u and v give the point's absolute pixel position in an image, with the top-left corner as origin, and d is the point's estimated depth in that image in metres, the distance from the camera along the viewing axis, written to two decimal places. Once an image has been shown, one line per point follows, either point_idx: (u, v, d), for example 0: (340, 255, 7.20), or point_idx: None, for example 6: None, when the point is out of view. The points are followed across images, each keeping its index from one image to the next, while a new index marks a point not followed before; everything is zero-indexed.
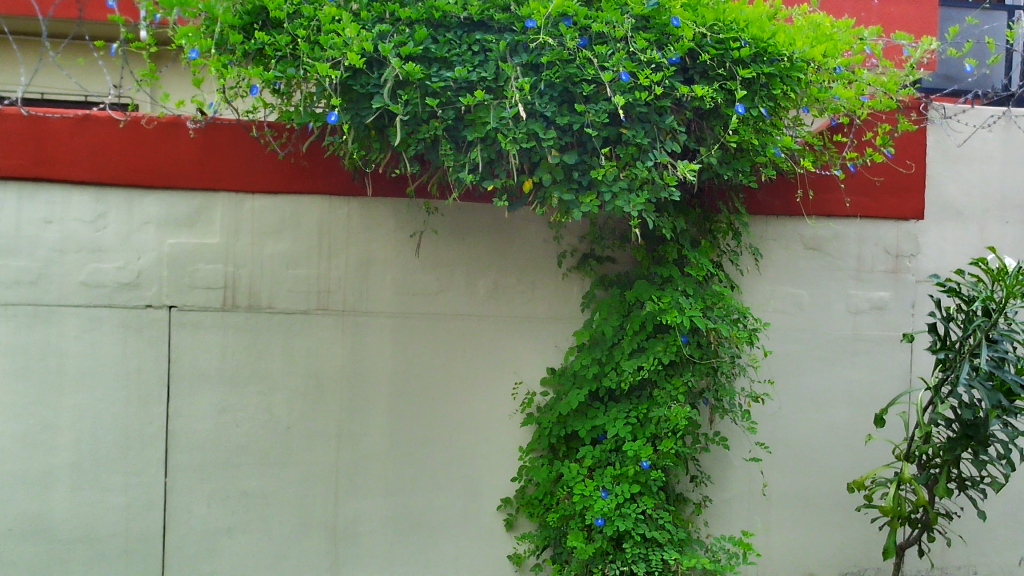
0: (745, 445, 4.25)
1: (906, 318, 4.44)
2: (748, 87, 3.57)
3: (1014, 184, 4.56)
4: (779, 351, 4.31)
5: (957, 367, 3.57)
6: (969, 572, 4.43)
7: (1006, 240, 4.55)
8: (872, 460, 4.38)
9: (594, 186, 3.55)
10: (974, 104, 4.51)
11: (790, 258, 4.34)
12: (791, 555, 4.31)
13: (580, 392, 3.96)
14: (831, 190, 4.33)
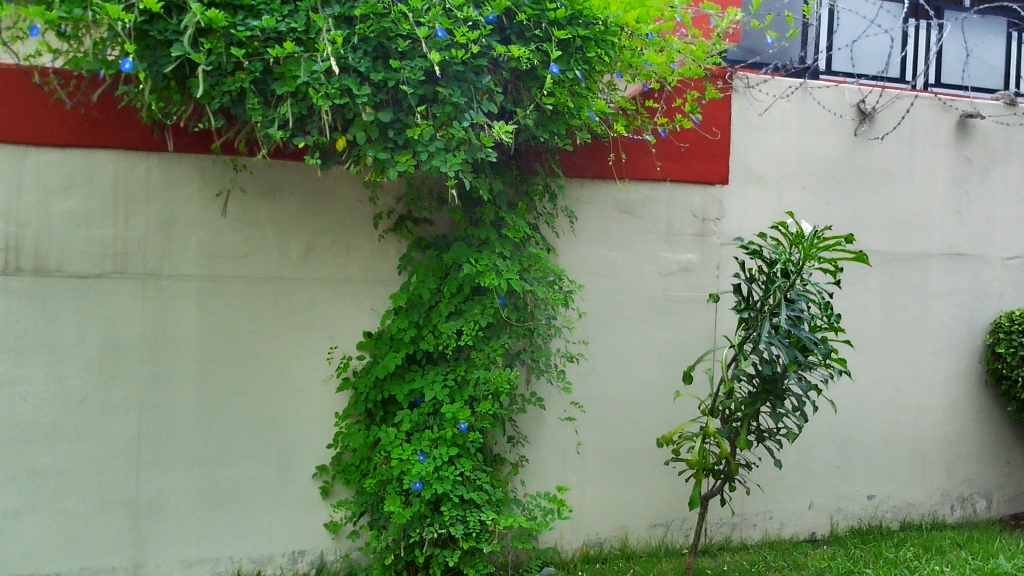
0: (560, 404, 4.33)
1: (710, 278, 4.64)
2: (564, 49, 3.59)
3: (809, 151, 4.82)
4: (592, 312, 4.41)
5: (757, 326, 3.75)
6: (765, 517, 4.72)
7: (802, 205, 4.81)
8: (679, 415, 4.56)
9: (409, 145, 3.47)
10: (773, 75, 4.74)
11: (603, 220, 4.42)
12: (603, 510, 4.44)
13: (397, 355, 3.90)
14: (642, 153, 4.45)
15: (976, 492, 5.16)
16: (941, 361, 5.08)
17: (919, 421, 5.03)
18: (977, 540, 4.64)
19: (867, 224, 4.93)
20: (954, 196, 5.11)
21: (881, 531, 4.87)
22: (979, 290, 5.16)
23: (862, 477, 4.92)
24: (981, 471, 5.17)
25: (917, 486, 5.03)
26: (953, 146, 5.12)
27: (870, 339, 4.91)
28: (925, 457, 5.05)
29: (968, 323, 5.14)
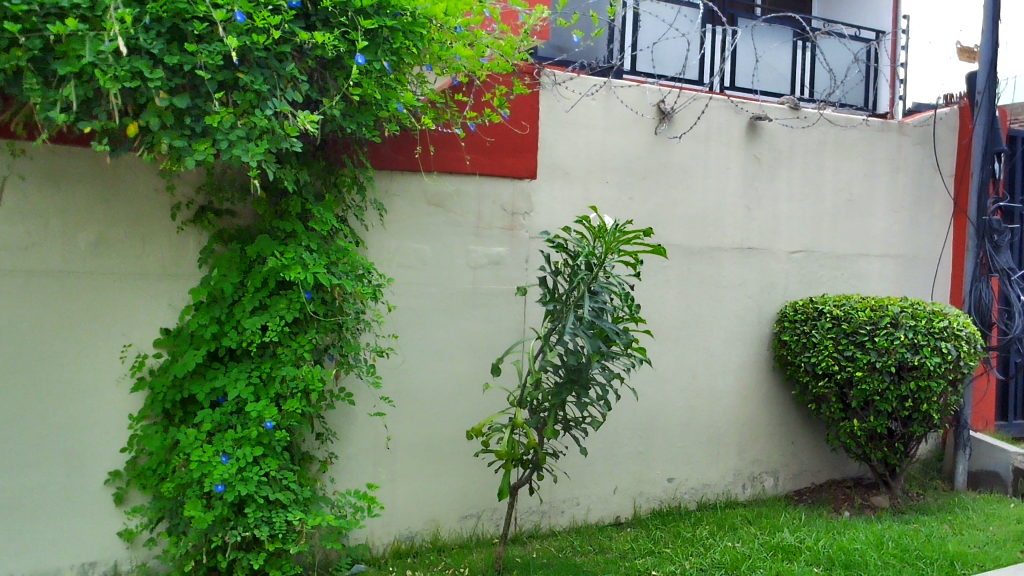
0: (370, 399, 4.28)
1: (519, 271, 4.71)
2: (370, 39, 3.54)
3: (612, 148, 4.98)
4: (402, 305, 4.38)
5: (563, 317, 3.84)
6: (572, 504, 4.85)
7: (605, 200, 4.96)
8: (489, 407, 4.61)
9: (208, 132, 3.32)
10: (579, 73, 4.86)
11: (413, 212, 4.40)
12: (414, 504, 4.43)
13: (197, 352, 3.73)
14: (452, 146, 4.45)
15: (764, 471, 5.51)
16: (733, 348, 5.38)
17: (713, 406, 5.32)
18: (764, 515, 4.96)
19: (666, 219, 5.15)
20: (744, 193, 5.43)
21: (680, 512, 5.12)
22: (767, 282, 5.51)
23: (662, 461, 5.14)
24: (769, 451, 5.52)
25: (712, 468, 5.32)
26: (744, 146, 5.43)
27: (669, 330, 5.15)
28: (719, 440, 5.34)
29: (758, 313, 5.47)
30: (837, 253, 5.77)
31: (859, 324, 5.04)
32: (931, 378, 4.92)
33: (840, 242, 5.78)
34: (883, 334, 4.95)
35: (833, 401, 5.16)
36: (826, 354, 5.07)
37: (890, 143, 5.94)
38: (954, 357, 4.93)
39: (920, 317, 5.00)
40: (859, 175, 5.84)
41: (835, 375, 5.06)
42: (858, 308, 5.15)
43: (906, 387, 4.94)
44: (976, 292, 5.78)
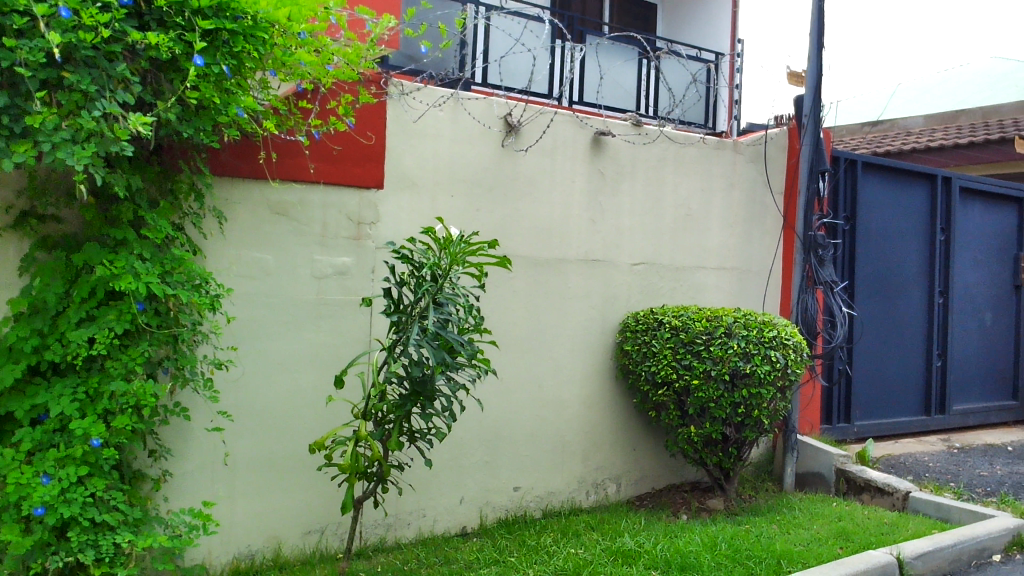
0: (207, 413, 4.13)
1: (365, 282, 4.66)
2: (209, 41, 3.42)
3: (460, 160, 5.00)
4: (242, 316, 4.25)
5: (407, 328, 3.83)
6: (418, 515, 4.83)
7: (453, 211, 4.97)
8: (333, 420, 4.53)
9: (29, 133, 3.13)
10: (427, 84, 4.86)
11: (254, 221, 4.27)
12: (254, 520, 4.29)
13: (15, 366, 3.48)
14: (294, 154, 4.36)
15: (607, 478, 5.64)
16: (578, 358, 5.49)
17: (558, 414, 5.41)
18: (606, 521, 5.08)
19: (512, 231, 5.21)
20: (589, 206, 5.55)
21: (525, 520, 5.18)
22: (610, 293, 5.66)
23: (508, 470, 5.19)
24: (611, 459, 5.66)
25: (557, 476, 5.41)
26: (588, 160, 5.56)
27: (516, 340, 5.20)
28: (564, 447, 5.44)
29: (601, 323, 5.61)
30: (677, 266, 5.99)
31: (695, 334, 5.24)
32: (761, 386, 5.16)
33: (679, 255, 6.00)
34: (718, 343, 5.16)
35: (671, 408, 5.34)
36: (664, 363, 5.24)
37: (725, 160, 6.22)
38: (782, 365, 5.22)
39: (751, 326, 5.26)
40: (696, 191, 6.08)
41: (673, 383, 5.23)
42: (695, 318, 5.36)
43: (739, 394, 5.16)
44: (802, 303, 6.11)
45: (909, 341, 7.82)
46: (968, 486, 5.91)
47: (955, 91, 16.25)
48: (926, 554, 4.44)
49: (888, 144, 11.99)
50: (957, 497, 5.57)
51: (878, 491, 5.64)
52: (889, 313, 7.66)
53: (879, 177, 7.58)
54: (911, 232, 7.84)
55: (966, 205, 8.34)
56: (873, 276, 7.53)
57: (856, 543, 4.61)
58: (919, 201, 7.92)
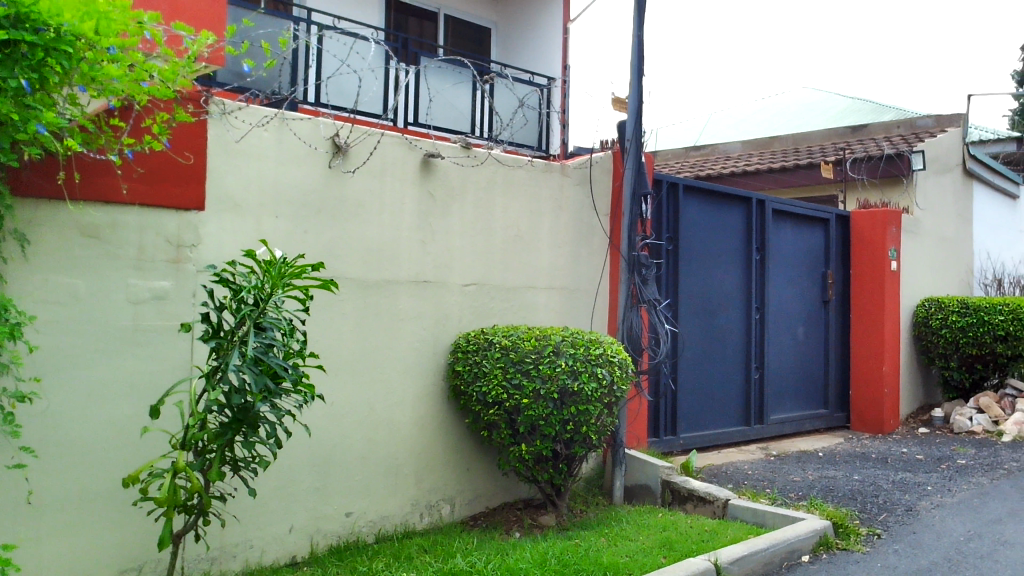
0: (9, 449, 3.86)
1: (185, 306, 4.49)
2: (4, 53, 3.31)
3: (285, 181, 4.91)
4: (48, 345, 4.01)
5: (228, 354, 3.72)
6: (245, 548, 4.67)
7: (277, 234, 4.87)
8: (150, 452, 4.33)
9: None
10: (250, 103, 4.75)
11: (61, 244, 4.05)
12: (62, 561, 4.04)
13: None
14: (105, 174, 4.16)
15: (441, 499, 5.63)
16: (409, 380, 5.47)
17: (390, 437, 5.37)
18: (439, 543, 5.07)
19: (340, 253, 5.15)
20: (419, 228, 5.56)
21: (358, 546, 5.10)
22: (441, 314, 5.67)
23: (340, 496, 5.10)
24: (446, 480, 5.66)
25: (390, 500, 5.36)
26: (418, 182, 5.57)
27: (345, 364, 5.14)
28: (396, 470, 5.39)
29: (433, 345, 5.61)
30: (507, 286, 6.08)
31: (525, 353, 5.32)
32: (589, 402, 5.30)
33: (509, 275, 6.09)
34: (547, 362, 5.26)
35: (502, 427, 5.39)
36: (494, 384, 5.29)
37: (553, 183, 6.37)
38: (608, 382, 5.39)
39: (579, 345, 5.39)
40: (525, 213, 6.20)
41: (504, 403, 5.29)
42: (524, 338, 5.45)
43: (567, 411, 5.27)
44: (628, 320, 6.33)
45: (729, 355, 8.23)
46: (782, 491, 6.26)
47: (771, 119, 17.32)
48: (741, 559, 4.66)
49: (710, 168, 12.62)
50: (771, 502, 5.89)
51: (700, 500, 5.89)
52: (710, 330, 8.03)
53: (699, 200, 7.96)
54: (729, 252, 8.27)
55: (779, 226, 8.88)
56: (695, 295, 7.89)
57: (678, 552, 4.79)
58: (736, 222, 8.36)
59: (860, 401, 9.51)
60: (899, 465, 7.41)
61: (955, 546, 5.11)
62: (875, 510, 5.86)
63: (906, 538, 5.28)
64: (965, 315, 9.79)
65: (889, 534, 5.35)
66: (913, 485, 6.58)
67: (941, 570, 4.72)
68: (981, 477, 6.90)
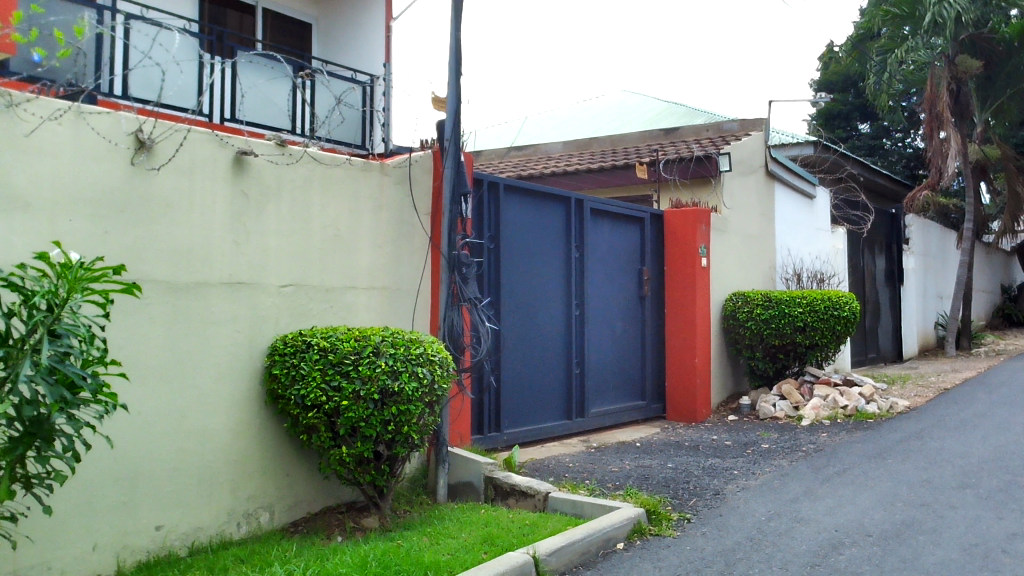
0: None
1: None
2: None
3: (82, 178, 4.63)
4: None
5: (18, 363, 3.47)
6: (42, 570, 4.37)
7: (74, 235, 4.58)
8: None
9: None
10: (41, 95, 4.45)
11: None
12: None
13: None
14: None
15: (259, 507, 5.47)
16: (223, 385, 5.28)
17: (204, 446, 5.16)
18: (256, 552, 4.92)
19: (145, 255, 4.90)
20: (232, 228, 5.37)
21: (169, 561, 4.88)
22: (256, 316, 5.50)
23: (149, 509, 4.86)
24: (264, 486, 5.50)
25: (204, 510, 5.15)
26: (229, 181, 5.37)
27: (153, 370, 4.90)
28: (211, 479, 5.19)
29: (248, 348, 5.43)
30: (326, 286, 5.96)
31: (344, 354, 5.24)
32: (410, 402, 5.29)
33: (328, 275, 5.98)
34: (366, 362, 5.21)
35: (322, 430, 5.29)
36: (313, 386, 5.18)
37: (372, 182, 6.31)
38: (428, 381, 5.39)
39: (398, 345, 5.38)
40: (344, 212, 6.11)
41: (322, 405, 5.18)
42: (343, 339, 5.37)
43: (388, 412, 5.23)
44: (448, 319, 6.36)
45: (551, 352, 8.42)
46: (600, 481, 6.46)
47: (591, 121, 17.84)
48: (559, 549, 4.77)
49: (532, 168, 12.86)
50: (589, 493, 6.05)
51: (522, 494, 5.99)
52: (532, 326, 8.19)
53: (519, 199, 8.08)
54: (549, 250, 8.45)
55: (597, 225, 9.15)
56: (516, 293, 8.01)
57: (499, 546, 4.85)
58: (556, 222, 8.55)
59: (674, 391, 9.95)
60: (709, 451, 7.80)
61: (757, 525, 5.43)
62: (686, 495, 6.14)
63: (713, 520, 5.57)
64: (768, 308, 10.37)
65: (698, 518, 5.62)
66: (721, 471, 6.94)
67: (744, 549, 5.00)
68: (782, 460, 7.36)
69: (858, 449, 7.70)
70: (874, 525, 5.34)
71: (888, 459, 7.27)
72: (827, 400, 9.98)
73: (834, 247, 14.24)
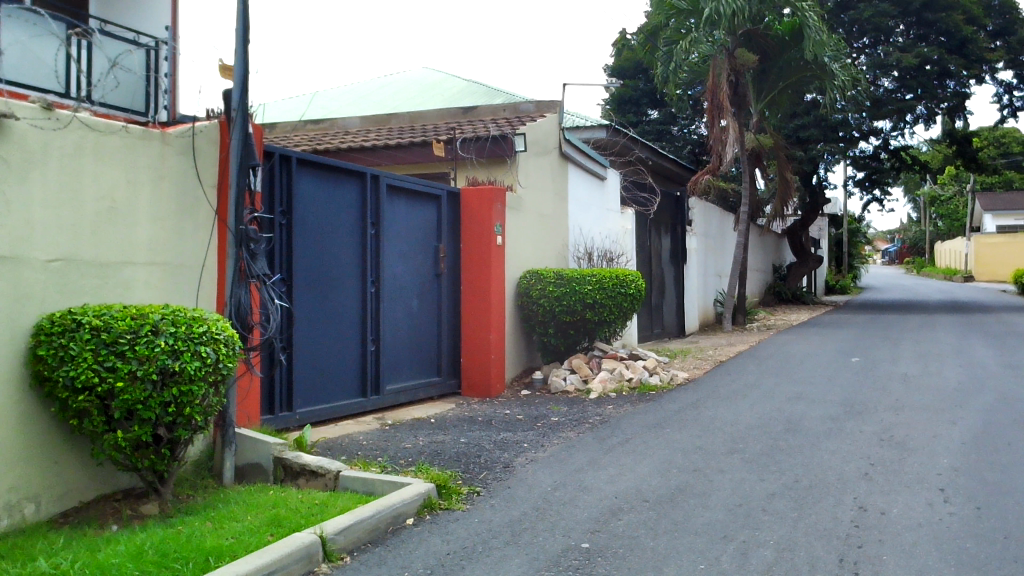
0: None
1: None
2: None
3: None
4: None
5: None
6: None
7: None
8: None
9: None
10: None
11: None
12: None
13: None
14: None
15: (23, 498, 5.08)
16: None
17: None
18: (19, 547, 4.57)
19: None
20: None
21: None
22: (20, 294, 5.08)
23: None
24: (29, 476, 5.11)
25: None
26: None
27: None
28: None
29: (10, 328, 5.01)
30: (100, 262, 5.60)
31: (119, 333, 4.95)
32: (192, 382, 5.08)
33: (102, 250, 5.62)
34: (144, 342, 4.95)
35: (94, 414, 4.97)
36: (84, 367, 4.86)
37: (151, 151, 5.97)
38: (212, 360, 5.20)
39: (179, 323, 5.15)
40: (120, 183, 5.75)
41: (94, 388, 4.87)
42: (118, 318, 5.07)
43: (168, 393, 4.99)
44: (235, 296, 6.13)
45: (345, 329, 8.31)
46: (392, 458, 6.47)
47: (390, 97, 17.69)
48: (346, 528, 4.74)
49: (327, 142, 12.61)
50: (381, 470, 6.04)
51: (312, 474, 5.90)
52: (325, 303, 8.05)
53: (313, 173, 7.90)
54: (344, 227, 8.33)
55: (393, 202, 9.09)
56: (309, 269, 7.85)
57: (285, 528, 4.76)
58: (351, 197, 8.43)
59: (469, 368, 10.09)
60: (501, 425, 7.97)
61: (543, 495, 5.61)
62: (476, 469, 6.25)
63: (502, 492, 5.71)
64: (560, 285, 10.68)
65: (487, 491, 5.75)
66: (511, 444, 7.12)
67: (530, 519, 5.15)
68: (570, 432, 7.64)
69: (639, 420, 8.12)
70: (650, 491, 5.64)
71: (666, 428, 7.71)
72: (614, 373, 10.46)
73: (622, 227, 14.85)
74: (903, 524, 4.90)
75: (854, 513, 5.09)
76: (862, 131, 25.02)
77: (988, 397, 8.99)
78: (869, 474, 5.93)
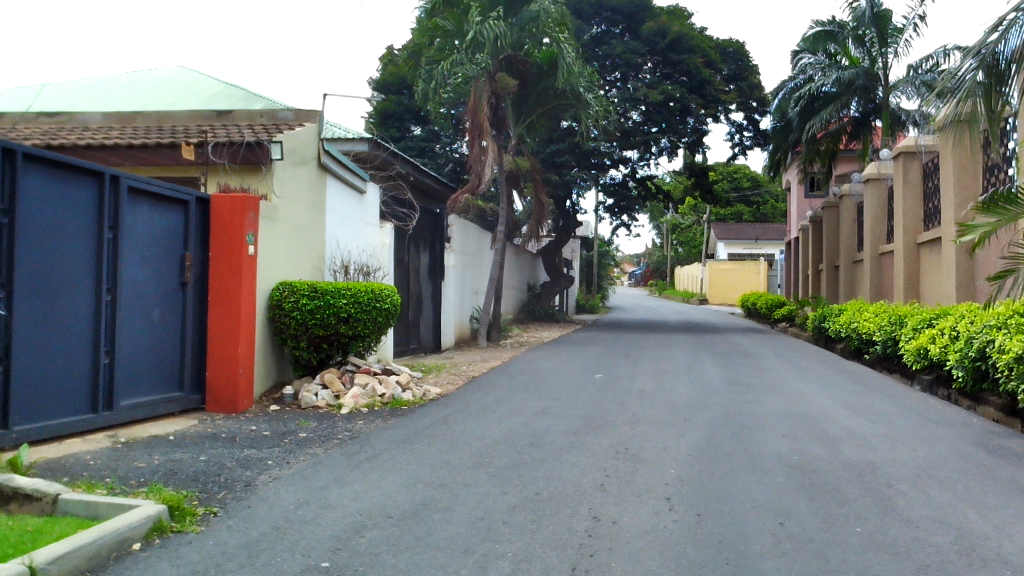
0: None
1: None
2: None
3: None
4: None
5: None
6: None
7: None
8: None
9: None
10: None
11: None
12: None
13: None
14: None
15: None
16: None
17: None
18: None
19: None
20: None
21: None
22: None
23: None
24: None
25: None
26: None
27: None
28: None
29: None
30: None
31: None
32: None
33: None
34: None
35: None
36: None
37: None
38: None
39: None
40: None
41: None
42: None
43: None
44: None
45: (74, 339, 7.70)
46: (122, 478, 6.04)
47: (139, 94, 16.70)
48: (61, 556, 4.35)
49: (65, 137, 11.69)
50: (107, 493, 5.61)
51: (26, 498, 5.37)
52: (52, 312, 7.42)
53: (42, 170, 7.27)
54: (78, 230, 7.73)
55: (134, 205, 8.54)
56: (34, 274, 7.21)
57: None
58: (86, 198, 7.83)
59: (213, 382, 9.63)
60: (244, 442, 7.67)
61: (284, 514, 5.45)
62: (214, 489, 5.97)
63: (240, 512, 5.48)
64: (313, 298, 10.45)
65: (225, 511, 5.49)
66: (254, 461, 6.87)
67: (269, 539, 4.98)
68: (317, 448, 7.49)
69: (389, 435, 8.09)
70: (395, 507, 5.63)
71: (415, 443, 7.73)
72: (366, 388, 10.42)
73: (381, 241, 14.81)
74: (632, 531, 5.19)
75: (588, 523, 5.32)
76: (612, 159, 26.47)
77: (713, 412, 9.75)
78: (604, 485, 6.23)
